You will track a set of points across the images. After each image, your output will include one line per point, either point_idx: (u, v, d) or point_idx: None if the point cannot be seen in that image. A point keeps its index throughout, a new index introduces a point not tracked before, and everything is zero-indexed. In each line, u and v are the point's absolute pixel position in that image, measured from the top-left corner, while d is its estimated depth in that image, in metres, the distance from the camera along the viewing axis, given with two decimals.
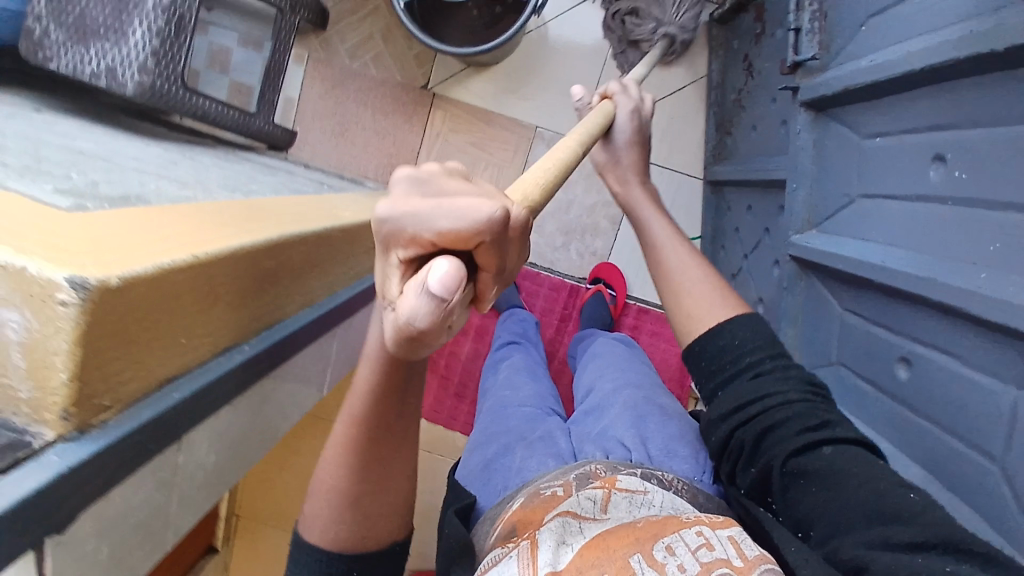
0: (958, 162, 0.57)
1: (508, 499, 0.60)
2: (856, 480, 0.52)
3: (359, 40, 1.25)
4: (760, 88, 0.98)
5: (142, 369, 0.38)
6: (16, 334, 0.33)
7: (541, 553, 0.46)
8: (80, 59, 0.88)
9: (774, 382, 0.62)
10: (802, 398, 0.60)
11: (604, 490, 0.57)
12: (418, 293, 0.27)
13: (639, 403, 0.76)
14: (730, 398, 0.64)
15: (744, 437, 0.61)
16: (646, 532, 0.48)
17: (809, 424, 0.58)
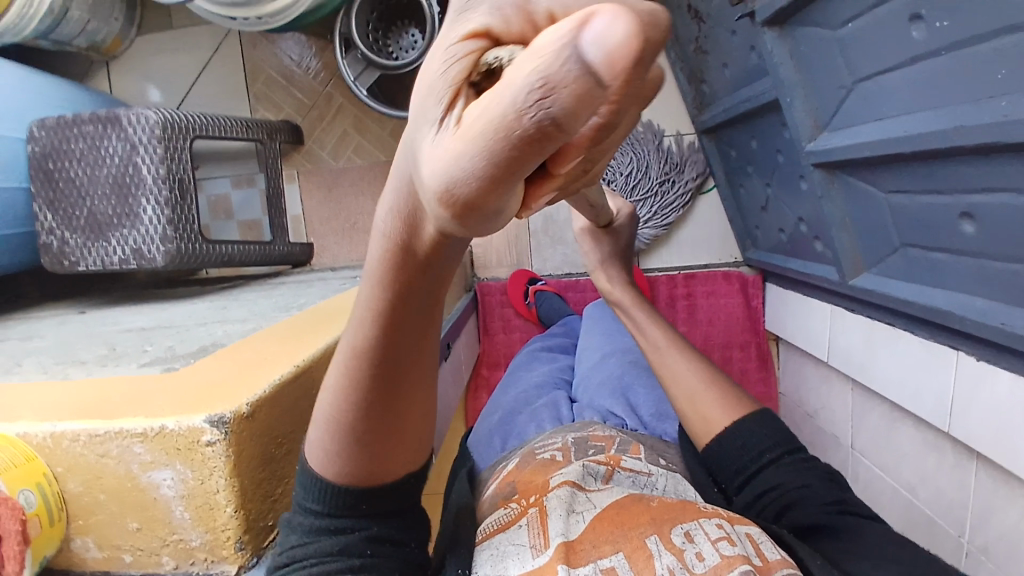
0: (934, 14, 0.57)
1: (505, 460, 0.67)
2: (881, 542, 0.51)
3: (336, 139, 1.31)
4: (716, 28, 0.99)
5: (289, 484, 0.41)
6: (172, 490, 0.35)
7: (551, 523, 0.49)
8: (106, 252, 0.95)
9: (796, 469, 0.63)
10: (820, 482, 0.61)
11: (608, 467, 0.60)
12: (559, 31, 0.15)
13: (628, 370, 0.83)
14: (754, 484, 0.63)
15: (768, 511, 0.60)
16: (663, 514, 0.49)
17: (827, 501, 0.58)
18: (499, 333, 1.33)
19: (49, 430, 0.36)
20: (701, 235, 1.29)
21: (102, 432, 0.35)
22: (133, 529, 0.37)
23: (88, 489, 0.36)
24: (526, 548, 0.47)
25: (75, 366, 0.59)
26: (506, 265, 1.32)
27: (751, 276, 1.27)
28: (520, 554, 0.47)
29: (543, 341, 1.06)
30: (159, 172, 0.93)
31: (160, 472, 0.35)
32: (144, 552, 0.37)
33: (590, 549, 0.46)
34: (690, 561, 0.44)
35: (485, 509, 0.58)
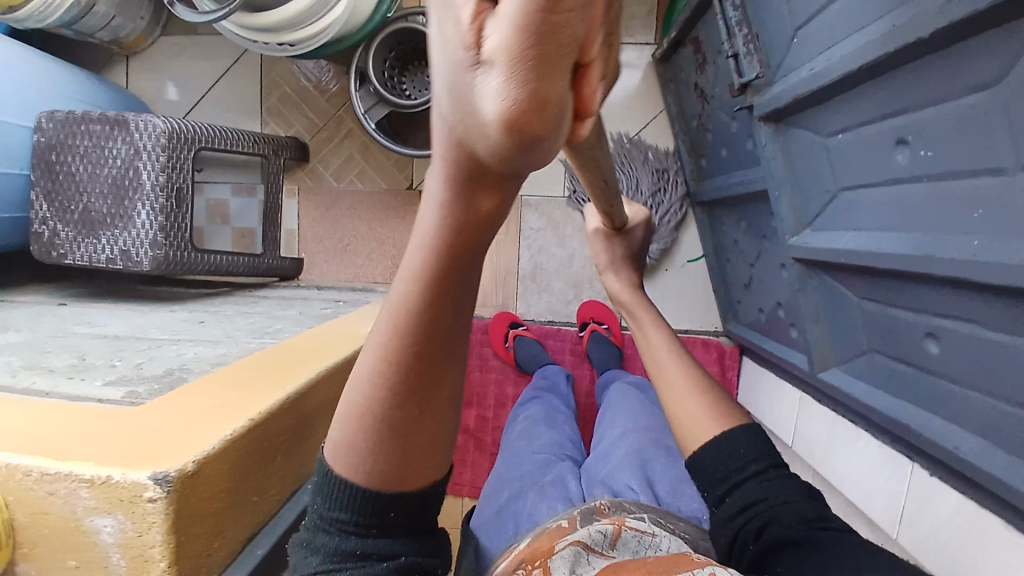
0: (919, 141, 0.60)
1: (517, 541, 0.65)
2: (848, 546, 0.52)
3: (341, 162, 1.33)
4: (718, 110, 1.03)
5: (226, 536, 0.41)
6: (110, 536, 0.36)
7: None
8: (96, 250, 0.96)
9: (775, 483, 0.64)
10: (803, 498, 0.62)
11: (615, 527, 0.62)
12: None
13: (645, 448, 0.83)
14: (734, 498, 0.64)
15: (749, 535, 0.60)
16: (658, 566, 0.51)
17: (807, 516, 0.59)
18: (475, 371, 1.34)
19: (4, 462, 0.38)
20: (683, 302, 1.31)
21: (52, 473, 0.37)
22: (71, 565, 0.39)
23: (34, 522, 0.39)
24: None
25: (42, 374, 0.60)
26: (490, 304, 1.35)
27: (729, 347, 1.29)
28: None
29: (540, 399, 1.07)
30: (159, 179, 0.94)
31: (100, 517, 0.37)
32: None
33: None
34: None
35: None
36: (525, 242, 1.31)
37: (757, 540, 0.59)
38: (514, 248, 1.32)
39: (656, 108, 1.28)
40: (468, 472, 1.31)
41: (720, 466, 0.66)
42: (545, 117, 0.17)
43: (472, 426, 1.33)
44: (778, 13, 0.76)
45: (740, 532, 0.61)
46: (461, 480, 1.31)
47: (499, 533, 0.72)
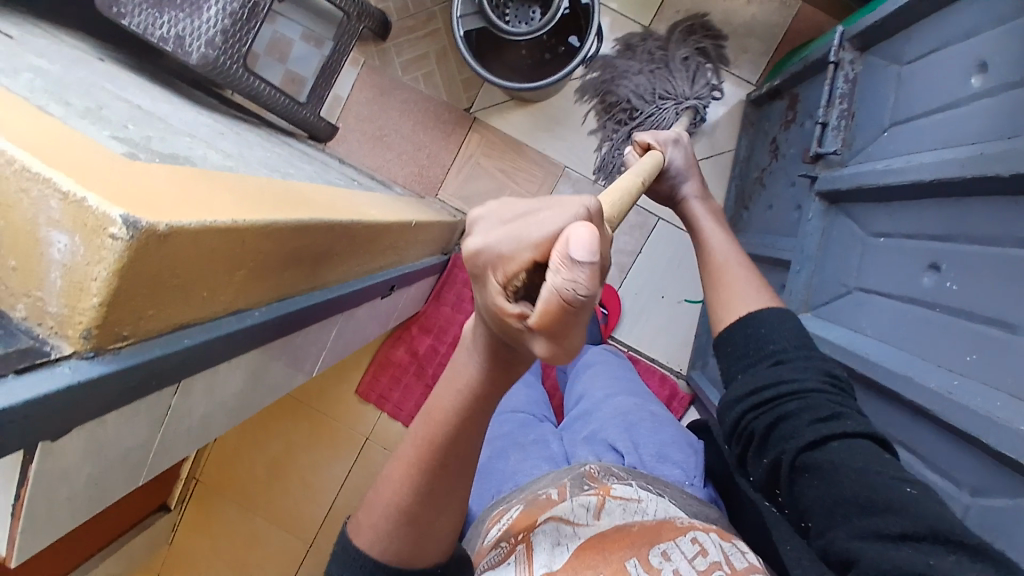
0: (950, 272, 0.61)
1: (506, 502, 0.69)
2: (854, 477, 0.53)
3: (414, 56, 1.31)
4: (781, 169, 1.02)
5: (162, 311, 0.40)
6: (60, 256, 0.36)
7: (537, 556, 0.55)
8: (153, 23, 0.92)
9: (790, 370, 0.61)
10: (818, 385, 0.60)
11: (598, 498, 0.63)
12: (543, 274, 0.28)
13: (630, 412, 0.87)
14: (748, 382, 0.63)
15: (754, 428, 0.61)
16: (642, 539, 0.56)
17: (819, 414, 0.57)
18: (447, 305, 1.36)
19: None
20: (663, 333, 1.32)
21: (33, 172, 0.34)
22: (10, 266, 0.37)
23: None
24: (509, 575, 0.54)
25: (57, 101, 0.59)
26: None
27: (682, 392, 1.29)
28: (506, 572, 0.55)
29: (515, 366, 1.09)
30: None
31: (57, 233, 0.36)
32: (8, 293, 0.37)
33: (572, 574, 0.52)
34: None
35: (483, 551, 0.63)
36: None
37: (768, 438, 0.60)
38: None
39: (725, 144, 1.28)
40: (397, 392, 1.36)
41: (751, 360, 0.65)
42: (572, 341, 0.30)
43: (421, 352, 1.36)
44: (882, 103, 0.76)
45: (749, 420, 0.62)
46: (388, 397, 1.37)
47: (480, 494, 0.79)
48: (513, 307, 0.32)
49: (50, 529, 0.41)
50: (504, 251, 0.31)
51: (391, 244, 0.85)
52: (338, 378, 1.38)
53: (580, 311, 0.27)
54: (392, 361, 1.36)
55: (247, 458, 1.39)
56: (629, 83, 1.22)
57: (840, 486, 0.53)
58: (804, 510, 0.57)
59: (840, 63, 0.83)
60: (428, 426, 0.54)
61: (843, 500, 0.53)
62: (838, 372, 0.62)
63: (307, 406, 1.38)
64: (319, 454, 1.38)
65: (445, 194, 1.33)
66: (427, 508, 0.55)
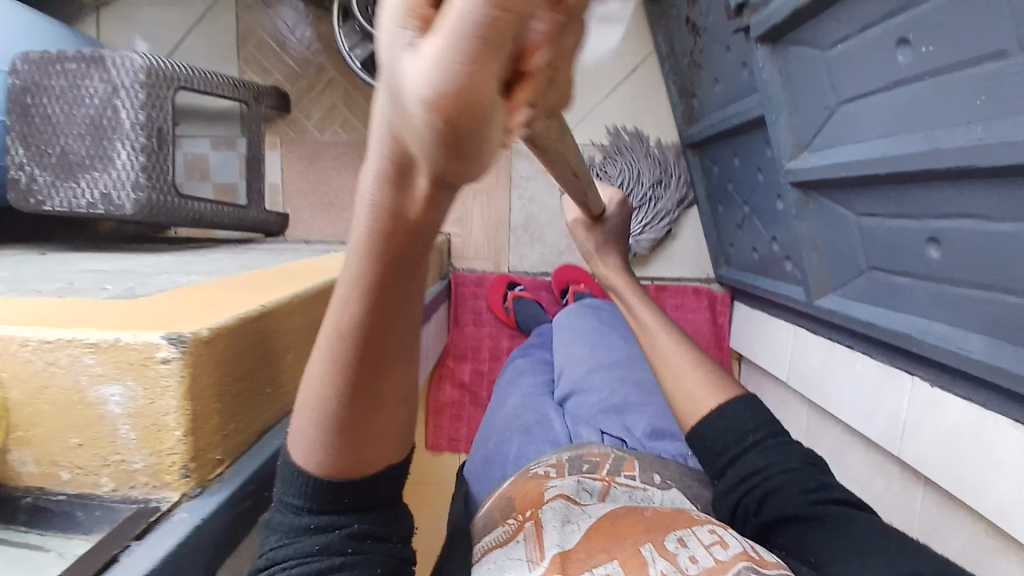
0: (920, 39, 0.60)
1: (502, 483, 0.66)
2: (862, 529, 0.52)
3: (323, 113, 1.29)
4: (711, 43, 1.02)
5: (244, 422, 0.39)
6: (119, 407, 0.34)
7: (547, 535, 0.50)
8: (75, 195, 0.91)
9: (775, 455, 0.62)
10: (801, 467, 0.61)
11: (604, 484, 0.61)
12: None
13: (624, 389, 0.81)
14: (735, 468, 0.63)
15: (750, 504, 0.59)
16: (657, 524, 0.51)
17: (807, 487, 0.58)
18: (469, 325, 1.33)
19: None
20: (677, 249, 1.31)
21: (54, 339, 0.33)
22: (74, 444, 0.35)
23: (32, 400, 0.34)
24: (521, 562, 0.48)
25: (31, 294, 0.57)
26: (483, 257, 1.33)
27: (720, 293, 1.30)
28: (515, 566, 0.48)
29: (527, 355, 1.03)
30: (138, 117, 0.90)
31: (106, 388, 0.34)
32: (82, 471, 0.35)
33: (585, 557, 0.47)
34: (684, 563, 0.46)
35: (476, 529, 0.59)
36: (516, 191, 1.31)
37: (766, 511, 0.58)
38: (504, 197, 1.31)
39: (645, 50, 1.28)
40: (464, 428, 1.31)
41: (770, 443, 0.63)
42: (477, 124, 0.17)
43: (467, 379, 1.32)
44: None
45: (740, 501, 0.61)
46: (458, 436, 1.32)
47: (487, 483, 0.73)
48: (388, 15, 0.16)
49: None
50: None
51: None
52: None
53: (480, 70, 0.15)
54: (446, 402, 1.32)
55: None
56: (619, 168, 1.25)
57: (840, 529, 0.53)
58: (803, 556, 0.53)
59: None
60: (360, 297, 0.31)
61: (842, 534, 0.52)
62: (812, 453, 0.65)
63: None
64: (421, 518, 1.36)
65: None
66: (370, 427, 0.34)
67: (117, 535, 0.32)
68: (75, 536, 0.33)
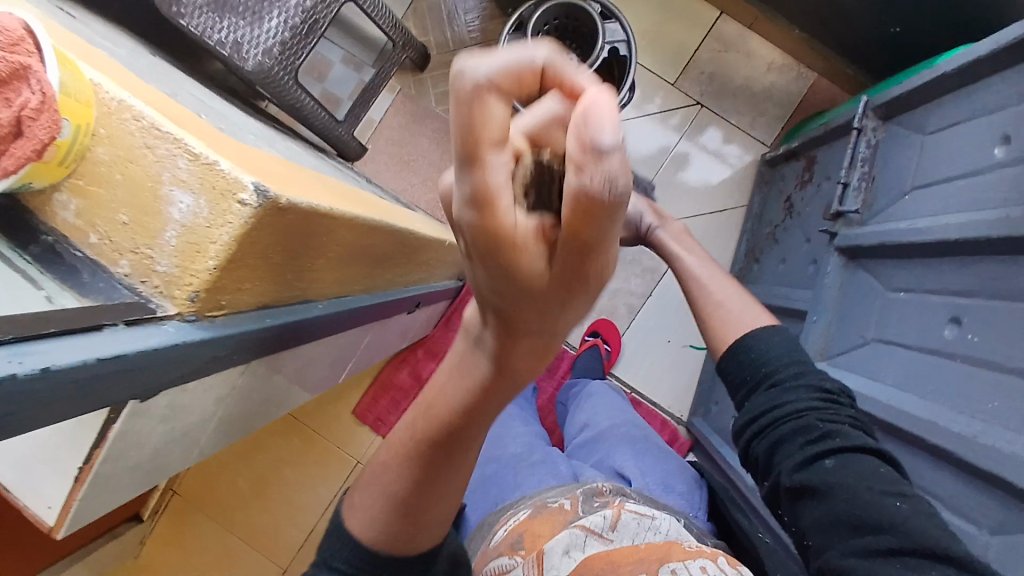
0: (972, 325, 0.64)
1: (512, 510, 0.69)
2: (848, 493, 0.57)
3: (449, 89, 1.36)
4: (796, 228, 1.08)
5: (256, 287, 0.41)
6: (180, 215, 0.36)
7: (547, 560, 0.56)
8: (212, 27, 0.95)
9: (782, 395, 0.66)
10: (808, 409, 0.63)
11: (614, 509, 0.63)
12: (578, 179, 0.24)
13: (638, 442, 0.92)
14: (753, 406, 0.68)
15: (757, 452, 0.67)
16: (652, 556, 0.56)
17: (811, 438, 0.61)
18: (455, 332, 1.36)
19: (122, 97, 0.36)
20: (668, 379, 1.33)
21: (164, 130, 0.35)
22: (120, 220, 0.37)
23: (113, 164, 0.36)
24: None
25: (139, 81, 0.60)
26: None
27: (683, 438, 1.29)
28: None
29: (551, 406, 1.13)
30: (304, 3, 0.98)
31: (180, 193, 0.36)
32: (111, 245, 0.37)
33: None
34: None
35: (487, 555, 0.62)
36: None
37: (772, 460, 0.65)
38: None
39: (738, 201, 1.33)
40: (396, 415, 1.34)
41: (740, 364, 0.72)
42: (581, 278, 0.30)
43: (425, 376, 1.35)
44: (902, 170, 0.82)
45: (753, 447, 0.68)
46: (385, 419, 1.34)
47: (482, 502, 0.81)
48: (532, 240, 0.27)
49: (104, 494, 0.40)
50: (471, 179, 0.24)
51: (426, 258, 0.87)
52: (337, 397, 1.36)
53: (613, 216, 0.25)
54: (394, 385, 1.35)
55: (234, 472, 1.34)
56: None
57: (824, 499, 0.58)
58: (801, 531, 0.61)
59: (862, 129, 0.90)
60: (430, 421, 0.48)
61: (830, 504, 0.58)
62: (830, 385, 0.66)
63: (299, 421, 1.35)
64: (308, 474, 1.34)
65: None
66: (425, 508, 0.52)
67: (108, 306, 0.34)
68: (66, 291, 0.36)
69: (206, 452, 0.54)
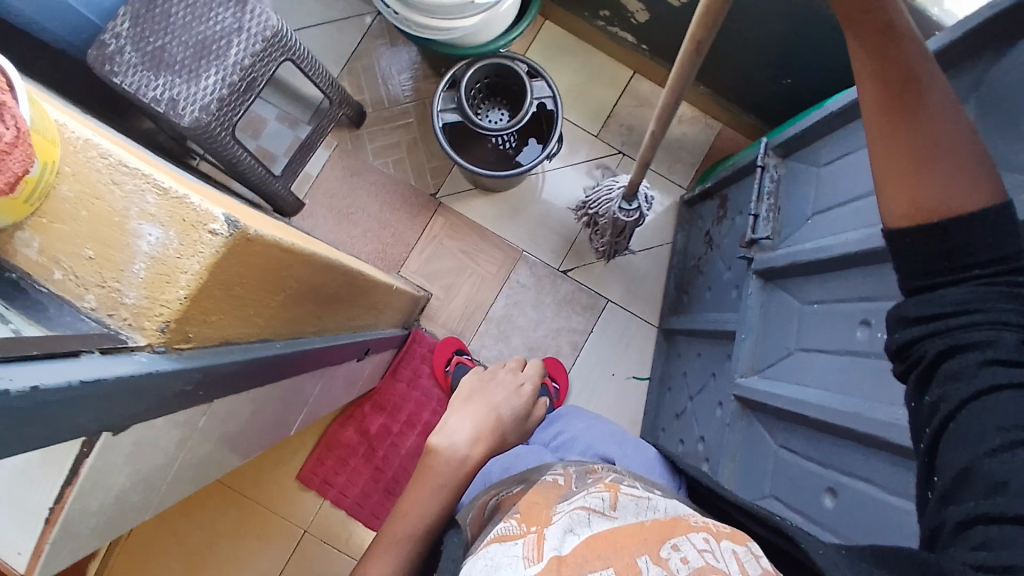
0: (879, 325, 0.72)
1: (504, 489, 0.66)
2: (998, 437, 0.47)
3: (386, 144, 1.41)
4: (718, 258, 1.17)
5: (220, 322, 0.42)
6: (148, 247, 0.36)
7: (548, 543, 0.49)
8: (147, 85, 0.96)
9: (983, 300, 0.51)
10: (1012, 325, 0.50)
11: (612, 492, 0.56)
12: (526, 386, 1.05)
13: (610, 430, 0.87)
14: (933, 293, 0.53)
15: (923, 351, 0.53)
16: (654, 534, 0.50)
17: (1000, 358, 0.49)
18: (403, 382, 1.34)
19: (87, 136, 0.37)
20: (616, 411, 1.37)
21: (131, 166, 0.37)
22: (85, 255, 0.37)
23: (76, 199, 0.37)
24: (519, 559, 0.49)
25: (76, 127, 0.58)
26: (449, 328, 1.37)
27: None
28: (512, 564, 0.49)
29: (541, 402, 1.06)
30: (243, 61, 0.99)
31: (154, 219, 0.35)
32: (76, 280, 0.37)
33: (582, 564, 0.46)
34: (676, 566, 0.46)
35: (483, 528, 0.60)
36: (506, 290, 1.39)
37: (938, 367, 0.52)
38: (494, 290, 1.39)
39: (663, 238, 1.43)
40: (343, 476, 1.28)
41: (932, 240, 0.53)
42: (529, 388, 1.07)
43: (372, 431, 1.32)
44: (804, 200, 0.93)
45: (921, 345, 0.53)
46: (332, 481, 1.29)
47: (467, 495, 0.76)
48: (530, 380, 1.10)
49: (66, 549, 0.38)
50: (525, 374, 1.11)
51: (374, 301, 0.88)
52: (279, 460, 1.29)
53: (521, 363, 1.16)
54: (340, 443, 1.30)
55: (162, 549, 1.24)
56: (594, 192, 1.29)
57: (985, 441, 0.47)
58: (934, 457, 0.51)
59: (766, 166, 1.02)
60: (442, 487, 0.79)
61: (989, 446, 0.47)
62: None
63: (237, 489, 1.27)
64: (249, 547, 1.25)
65: (408, 271, 1.38)
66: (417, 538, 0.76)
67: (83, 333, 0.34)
68: (33, 325, 0.35)
69: (158, 507, 0.51)
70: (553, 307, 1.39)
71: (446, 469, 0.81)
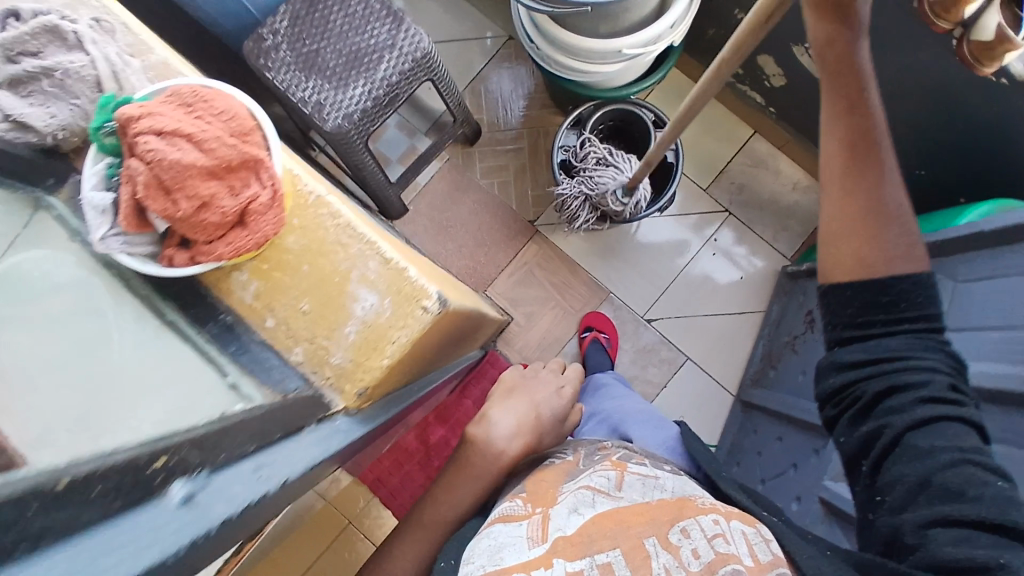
0: None
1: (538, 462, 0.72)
2: (941, 463, 0.54)
3: (495, 165, 1.43)
4: (818, 343, 1.14)
5: (391, 377, 0.54)
6: (366, 311, 0.51)
7: (556, 520, 0.57)
8: (298, 85, 1.00)
9: (920, 350, 0.59)
10: (940, 369, 0.58)
11: (618, 472, 0.64)
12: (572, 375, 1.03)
13: (645, 413, 0.93)
14: (862, 351, 0.60)
15: (864, 392, 0.60)
16: (664, 518, 0.57)
17: (933, 397, 0.57)
18: (469, 400, 1.36)
19: (322, 196, 0.52)
20: None
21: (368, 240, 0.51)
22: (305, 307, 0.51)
23: (301, 256, 0.52)
24: (524, 538, 0.56)
25: None
26: (523, 355, 1.38)
27: None
28: (519, 541, 0.56)
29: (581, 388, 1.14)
30: (391, 77, 1.03)
31: (363, 292, 0.52)
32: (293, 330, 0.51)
33: (590, 543, 0.53)
34: (686, 559, 0.53)
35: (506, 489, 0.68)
36: None
37: (874, 405, 0.59)
38: (574, 326, 1.39)
39: (755, 305, 1.39)
40: (396, 478, 1.31)
41: (878, 293, 0.59)
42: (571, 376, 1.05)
43: (432, 442, 1.34)
44: None
45: (861, 387, 0.60)
46: (385, 480, 1.31)
47: None
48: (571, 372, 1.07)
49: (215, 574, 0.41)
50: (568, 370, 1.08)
51: (474, 332, 0.90)
52: None
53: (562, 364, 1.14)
54: (399, 446, 1.33)
55: None
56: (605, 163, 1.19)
57: (924, 461, 0.55)
58: (876, 484, 0.59)
59: None
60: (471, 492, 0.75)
61: (930, 471, 0.55)
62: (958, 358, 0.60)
63: None
64: None
65: (494, 292, 1.39)
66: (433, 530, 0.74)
67: (301, 408, 0.49)
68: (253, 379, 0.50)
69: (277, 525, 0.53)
70: (630, 354, 1.38)
71: (483, 462, 0.73)
